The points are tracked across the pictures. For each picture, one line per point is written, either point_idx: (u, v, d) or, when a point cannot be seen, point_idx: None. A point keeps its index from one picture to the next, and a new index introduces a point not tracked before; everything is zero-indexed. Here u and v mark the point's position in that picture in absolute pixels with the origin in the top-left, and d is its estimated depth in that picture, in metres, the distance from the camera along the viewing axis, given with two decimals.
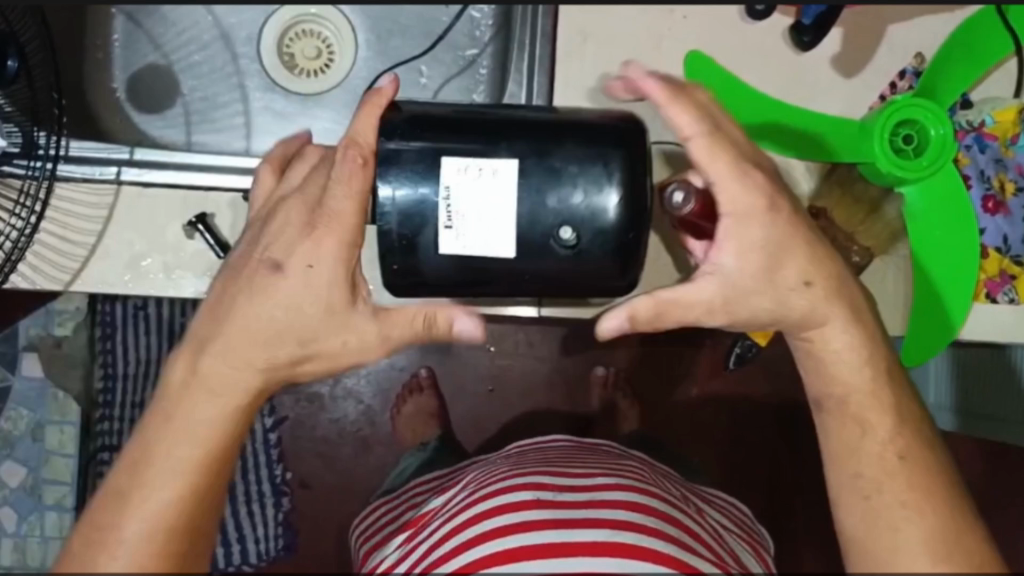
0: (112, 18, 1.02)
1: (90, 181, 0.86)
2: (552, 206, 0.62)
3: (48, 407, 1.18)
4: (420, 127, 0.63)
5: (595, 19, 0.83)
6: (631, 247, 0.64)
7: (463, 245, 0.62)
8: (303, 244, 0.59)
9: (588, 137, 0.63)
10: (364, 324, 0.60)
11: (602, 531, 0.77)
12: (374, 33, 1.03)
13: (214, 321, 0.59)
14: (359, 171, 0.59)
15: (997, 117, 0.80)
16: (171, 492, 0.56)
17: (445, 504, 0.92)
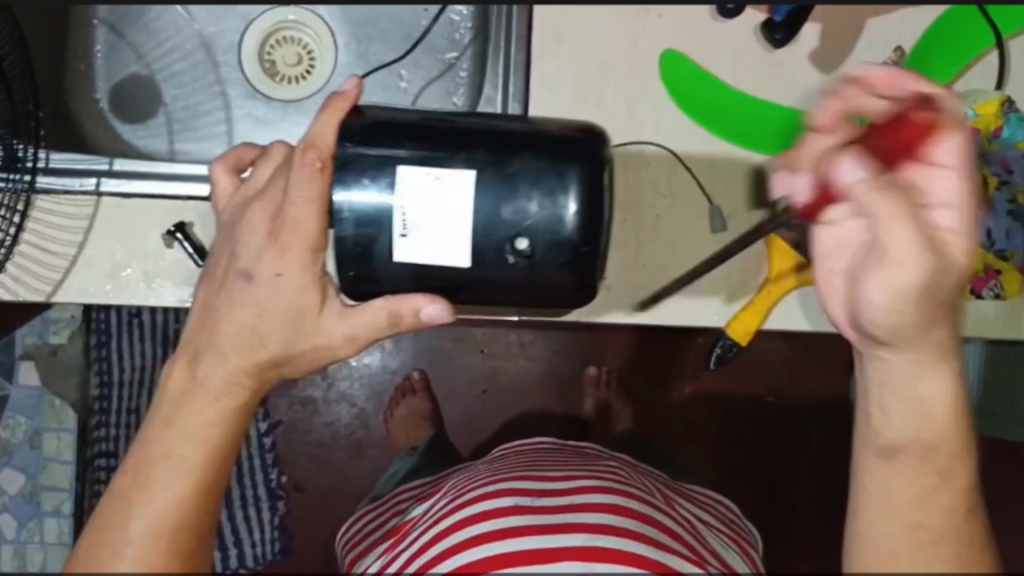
0: (93, 28, 1.02)
1: (69, 193, 0.85)
2: (508, 217, 0.57)
3: (45, 415, 1.09)
4: (376, 131, 0.59)
5: (570, 21, 0.83)
6: (587, 263, 0.60)
7: (422, 253, 0.57)
8: (270, 253, 0.56)
9: (546, 148, 0.59)
10: (332, 328, 0.57)
11: (582, 536, 0.75)
12: (354, 38, 1.04)
13: (208, 334, 0.57)
14: (318, 178, 0.55)
15: (979, 110, 0.79)
16: (165, 502, 0.53)
17: (427, 513, 0.90)
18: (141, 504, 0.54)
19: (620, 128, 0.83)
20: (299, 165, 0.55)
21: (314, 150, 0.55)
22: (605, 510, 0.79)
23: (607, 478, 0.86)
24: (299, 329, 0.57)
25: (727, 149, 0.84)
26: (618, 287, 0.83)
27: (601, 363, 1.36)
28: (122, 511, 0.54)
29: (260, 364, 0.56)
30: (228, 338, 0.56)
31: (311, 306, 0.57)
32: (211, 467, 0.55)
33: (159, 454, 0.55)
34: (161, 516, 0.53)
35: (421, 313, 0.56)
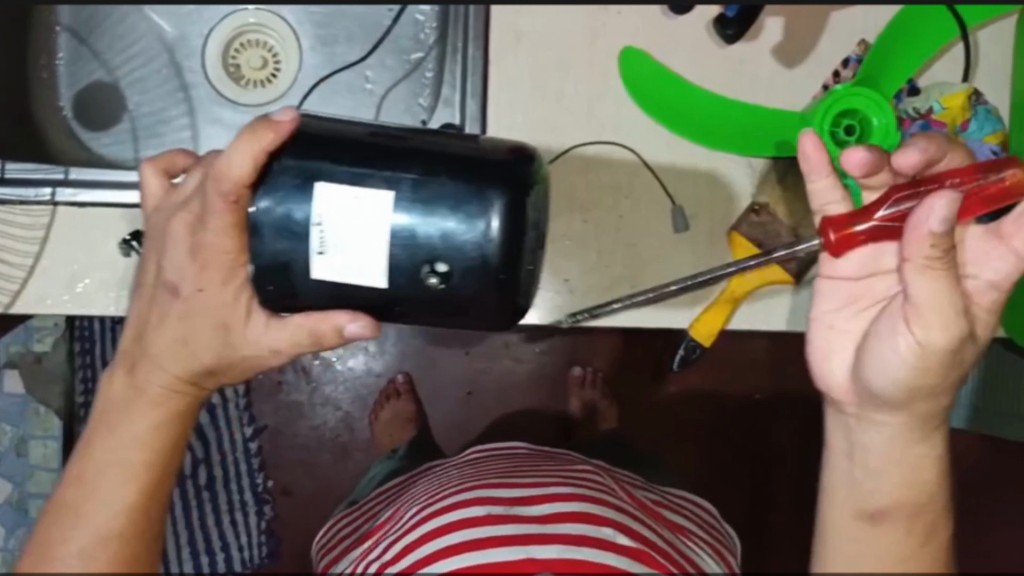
0: (55, 35, 1.01)
1: (24, 203, 0.85)
2: (426, 241, 0.56)
3: (30, 423, 1.07)
4: (303, 145, 0.57)
5: (528, 20, 0.81)
6: (504, 288, 0.58)
7: (338, 272, 0.56)
8: (192, 268, 0.55)
9: (469, 170, 0.57)
10: (257, 338, 0.57)
11: (553, 549, 0.70)
12: (319, 39, 1.02)
13: (142, 345, 0.58)
14: (232, 212, 0.53)
15: (945, 103, 0.77)
16: (109, 509, 0.56)
17: (392, 521, 0.85)
18: (89, 512, 0.56)
19: (579, 127, 0.82)
20: (212, 195, 0.52)
21: (227, 182, 0.52)
22: (578, 516, 0.74)
23: (580, 481, 0.81)
24: (227, 341, 0.57)
25: (690, 153, 0.82)
26: (580, 292, 0.83)
27: (586, 363, 1.30)
28: (65, 522, 0.56)
29: (193, 374, 0.57)
30: (163, 351, 0.57)
31: (237, 320, 0.56)
32: (153, 472, 0.57)
33: (103, 464, 0.56)
34: (105, 524, 0.55)
35: (345, 330, 0.56)
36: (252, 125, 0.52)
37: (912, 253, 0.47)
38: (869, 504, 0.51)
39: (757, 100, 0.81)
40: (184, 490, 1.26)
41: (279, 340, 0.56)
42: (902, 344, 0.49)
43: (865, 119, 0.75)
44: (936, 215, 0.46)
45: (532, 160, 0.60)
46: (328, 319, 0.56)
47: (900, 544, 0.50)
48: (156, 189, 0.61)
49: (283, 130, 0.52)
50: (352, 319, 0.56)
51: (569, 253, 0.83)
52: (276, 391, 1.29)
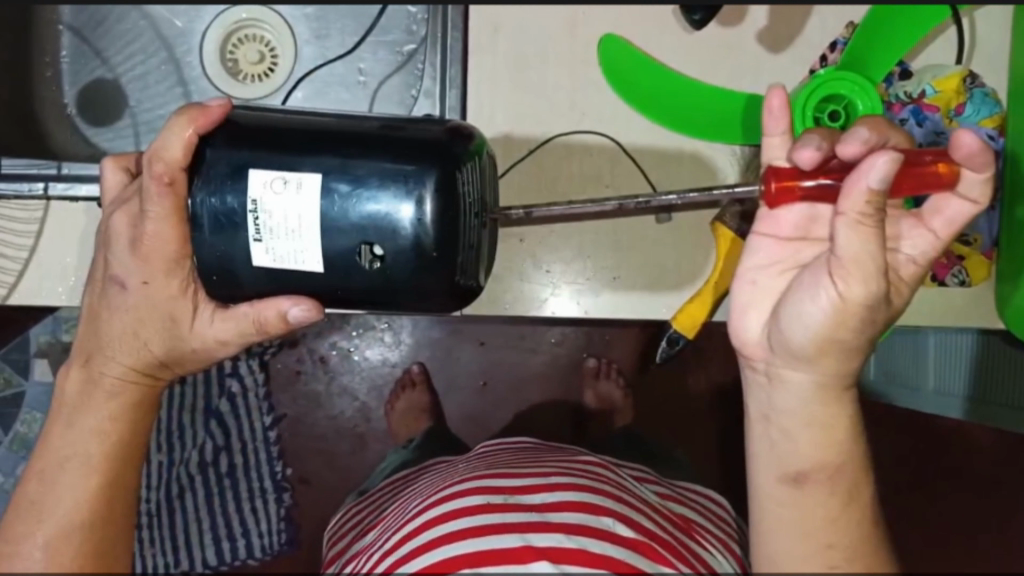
0: (59, 34, 1.03)
1: (19, 197, 0.89)
2: (354, 222, 0.56)
3: None
4: (240, 138, 0.58)
5: (506, 11, 0.80)
6: (441, 267, 0.58)
7: (275, 258, 0.57)
8: (134, 261, 0.58)
9: (396, 151, 0.58)
10: (204, 330, 0.60)
11: (554, 537, 0.63)
12: (312, 31, 1.02)
13: (97, 338, 0.61)
14: (170, 195, 0.56)
15: (938, 87, 0.75)
16: (69, 502, 0.57)
17: (384, 523, 0.78)
18: (50, 506, 0.57)
19: (562, 117, 0.80)
20: (147, 179, 0.55)
21: (161, 163, 0.56)
22: (580, 507, 0.67)
23: (584, 470, 0.75)
24: (174, 332, 0.59)
25: (675, 141, 0.80)
26: (564, 283, 0.82)
27: (601, 354, 1.26)
28: (32, 519, 0.57)
29: (147, 366, 0.60)
30: (113, 341, 0.60)
31: (182, 314, 0.59)
32: (115, 464, 0.59)
33: (74, 451, 0.59)
34: (69, 514, 0.57)
35: (287, 315, 0.58)
36: (185, 110, 0.57)
37: (846, 206, 0.47)
38: (791, 468, 0.55)
39: (744, 87, 0.79)
40: (206, 478, 1.29)
41: (224, 332, 0.59)
42: (823, 298, 0.50)
43: (850, 104, 0.72)
44: (876, 172, 0.46)
45: (470, 139, 0.60)
46: (268, 306, 0.58)
47: (824, 505, 0.54)
48: (117, 186, 0.63)
49: (215, 113, 0.57)
50: (294, 303, 0.57)
51: (554, 236, 0.81)
52: (294, 379, 1.29)
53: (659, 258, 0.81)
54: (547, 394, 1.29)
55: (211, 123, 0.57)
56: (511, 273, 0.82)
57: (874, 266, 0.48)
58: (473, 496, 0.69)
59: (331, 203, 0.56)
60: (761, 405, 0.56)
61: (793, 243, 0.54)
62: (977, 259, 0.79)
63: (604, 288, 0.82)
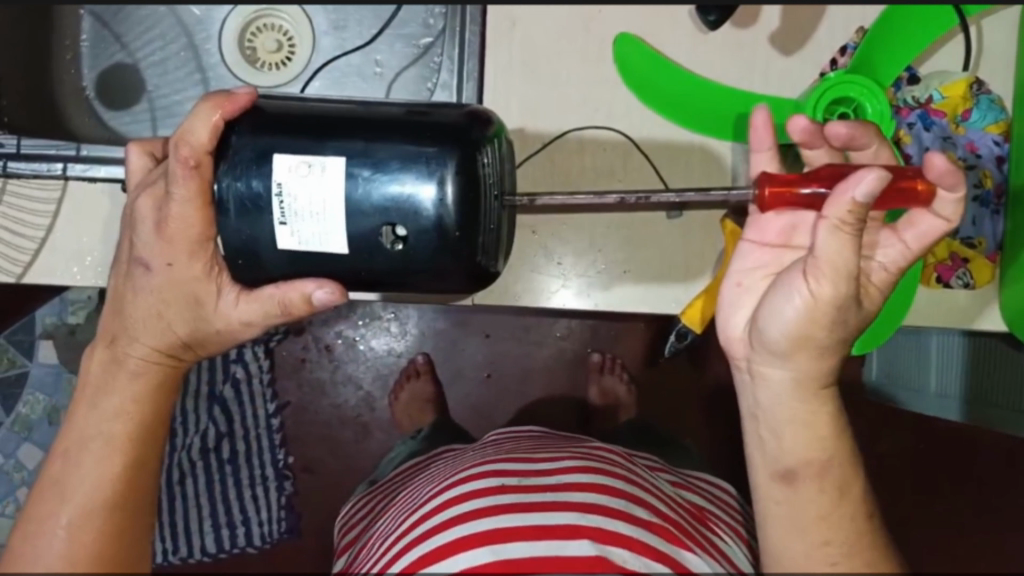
0: (80, 19, 1.05)
1: (39, 177, 0.89)
2: (378, 204, 0.58)
3: (64, 392, 1.16)
4: (263, 124, 0.60)
5: (522, 8, 0.81)
6: (463, 248, 0.60)
7: (301, 241, 0.59)
8: (158, 243, 0.59)
9: (416, 134, 0.59)
10: (229, 311, 0.61)
11: (567, 515, 0.66)
12: (330, 22, 1.04)
13: (121, 319, 0.63)
14: (194, 177, 0.57)
15: (945, 92, 0.77)
16: (93, 480, 0.59)
17: (397, 507, 0.80)
18: (75, 484, 0.59)
19: (575, 113, 0.82)
20: (173, 162, 0.57)
21: (187, 147, 0.57)
22: (594, 487, 0.69)
23: (596, 454, 0.77)
24: (199, 314, 0.61)
25: (685, 137, 0.82)
26: (575, 275, 0.83)
27: (606, 350, 1.29)
28: (56, 497, 0.59)
29: (171, 347, 0.62)
30: (138, 323, 0.62)
31: (206, 295, 0.61)
32: (138, 444, 0.61)
33: (97, 430, 0.60)
34: (93, 491, 0.59)
35: (312, 297, 0.59)
36: (210, 97, 0.58)
37: (830, 212, 0.50)
38: (779, 465, 0.58)
39: (754, 87, 0.80)
40: (207, 464, 1.29)
41: (248, 314, 0.61)
42: (795, 298, 0.53)
43: (858, 107, 0.74)
44: (862, 186, 0.48)
45: (488, 124, 0.62)
46: (295, 288, 0.59)
47: (814, 502, 0.57)
48: (141, 170, 0.65)
49: (241, 100, 0.59)
50: (319, 286, 0.59)
51: (566, 231, 0.83)
52: (300, 367, 1.33)
53: (669, 252, 0.83)
54: (551, 389, 1.31)
55: (237, 110, 0.59)
56: (523, 266, 0.84)
57: (845, 270, 0.51)
58: (487, 478, 0.71)
59: (355, 185, 0.58)
60: (749, 404, 0.59)
61: (776, 249, 0.59)
62: (981, 261, 0.79)
63: (615, 281, 0.83)
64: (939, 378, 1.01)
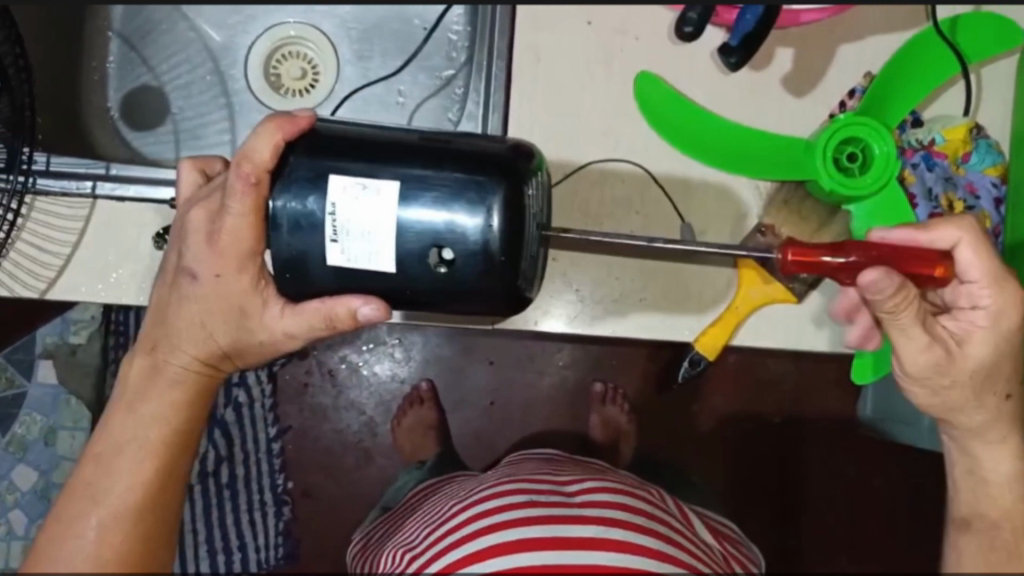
0: (108, 41, 1.07)
1: (67, 195, 0.88)
2: (431, 227, 0.61)
3: (61, 413, 1.11)
4: (319, 147, 0.63)
5: (547, 44, 0.86)
6: (506, 273, 0.62)
7: (349, 258, 0.61)
8: (209, 254, 0.62)
9: (466, 164, 0.62)
10: (273, 322, 0.64)
11: (592, 528, 0.68)
12: (356, 53, 1.08)
13: (163, 327, 0.65)
14: (252, 194, 0.60)
15: (946, 135, 0.82)
16: (126, 483, 0.60)
17: (417, 519, 0.82)
18: (107, 487, 0.60)
19: (597, 145, 0.85)
20: (234, 178, 0.60)
21: (249, 164, 0.60)
22: (616, 505, 0.72)
23: (614, 477, 0.80)
24: (243, 324, 0.64)
25: (699, 172, 0.86)
26: (591, 303, 0.86)
27: (609, 380, 1.31)
28: (87, 500, 0.60)
29: (211, 356, 0.64)
30: (180, 331, 0.64)
31: (253, 306, 0.64)
32: (172, 450, 0.63)
33: (131, 438, 0.62)
34: (126, 496, 0.60)
35: (357, 313, 0.62)
36: (272, 117, 0.61)
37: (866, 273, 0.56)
38: None
39: (769, 124, 0.84)
40: (206, 488, 1.29)
41: (291, 327, 0.64)
42: None
43: (866, 147, 0.77)
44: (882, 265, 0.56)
45: (532, 157, 0.65)
46: (340, 302, 0.62)
47: None
48: (190, 185, 0.67)
49: (301, 123, 0.61)
50: (364, 302, 0.62)
51: (581, 264, 0.87)
52: (302, 392, 1.32)
53: (683, 283, 0.87)
54: (554, 418, 1.33)
55: (296, 132, 0.62)
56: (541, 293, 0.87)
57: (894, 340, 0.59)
58: (514, 494, 0.74)
59: (409, 209, 0.61)
60: None
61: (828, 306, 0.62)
62: None
63: (631, 307, 0.86)
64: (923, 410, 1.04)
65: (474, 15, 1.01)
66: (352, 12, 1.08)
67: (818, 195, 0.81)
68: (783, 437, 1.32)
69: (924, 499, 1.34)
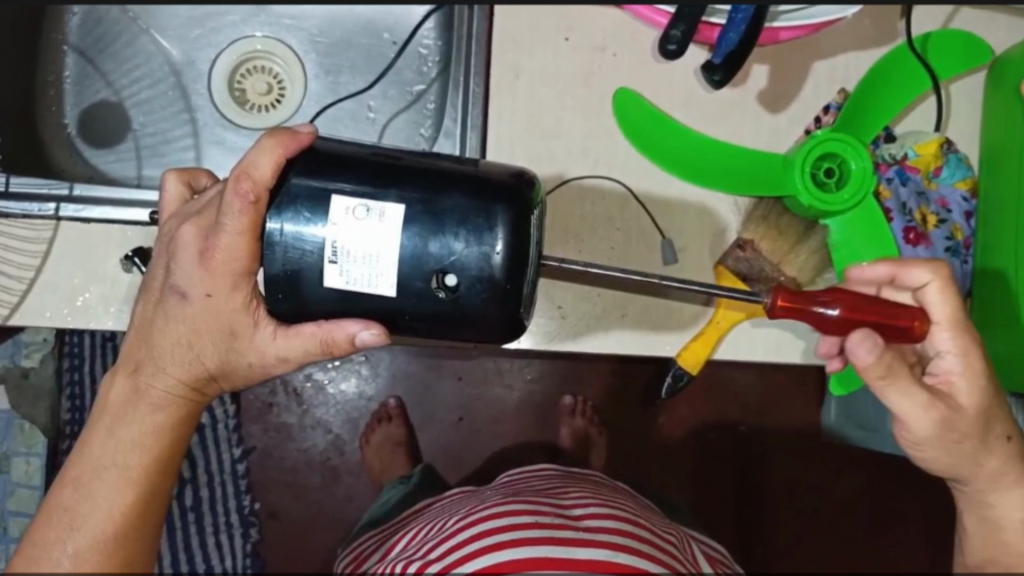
0: (64, 54, 1.03)
1: (28, 217, 0.85)
2: (435, 251, 0.60)
3: (12, 438, 1.01)
4: (320, 165, 0.62)
5: (527, 61, 0.86)
6: (509, 300, 0.62)
7: (348, 280, 0.61)
8: (200, 273, 0.61)
9: (472, 190, 0.62)
10: (265, 344, 0.63)
11: (601, 551, 0.72)
12: (324, 68, 1.06)
13: (147, 347, 0.64)
14: (250, 212, 0.59)
15: (919, 150, 0.84)
16: (104, 510, 0.61)
17: (419, 536, 0.85)
18: (85, 513, 0.60)
19: (577, 161, 0.85)
20: (232, 195, 0.58)
21: (249, 181, 0.58)
22: (614, 531, 0.76)
23: (612, 502, 0.83)
24: (234, 346, 0.64)
25: (679, 190, 0.86)
26: (572, 318, 0.86)
27: (576, 393, 1.31)
28: (65, 524, 0.60)
29: (197, 379, 0.64)
30: (165, 352, 0.64)
31: (243, 327, 0.63)
32: (151, 477, 0.63)
33: (110, 462, 0.62)
34: (105, 521, 0.60)
35: (356, 338, 0.62)
36: (274, 134, 0.60)
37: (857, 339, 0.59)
38: None
39: (745, 139, 0.85)
40: None
41: (285, 348, 0.63)
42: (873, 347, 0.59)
43: (841, 162, 0.79)
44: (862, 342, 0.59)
45: (533, 183, 0.64)
46: (339, 328, 0.62)
47: None
48: (178, 198, 0.68)
49: (303, 140, 0.61)
50: (364, 327, 0.62)
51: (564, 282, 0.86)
52: (266, 411, 1.29)
53: (661, 298, 0.87)
54: (523, 431, 1.31)
55: (299, 149, 0.61)
56: None
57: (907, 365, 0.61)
58: (525, 514, 0.77)
59: (413, 233, 0.60)
60: None
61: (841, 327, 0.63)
62: None
63: (614, 324, 0.86)
64: (875, 415, 1.05)
65: (447, 30, 1.00)
66: (319, 25, 1.06)
67: (795, 209, 0.82)
68: (749, 445, 1.33)
69: (889, 505, 1.35)
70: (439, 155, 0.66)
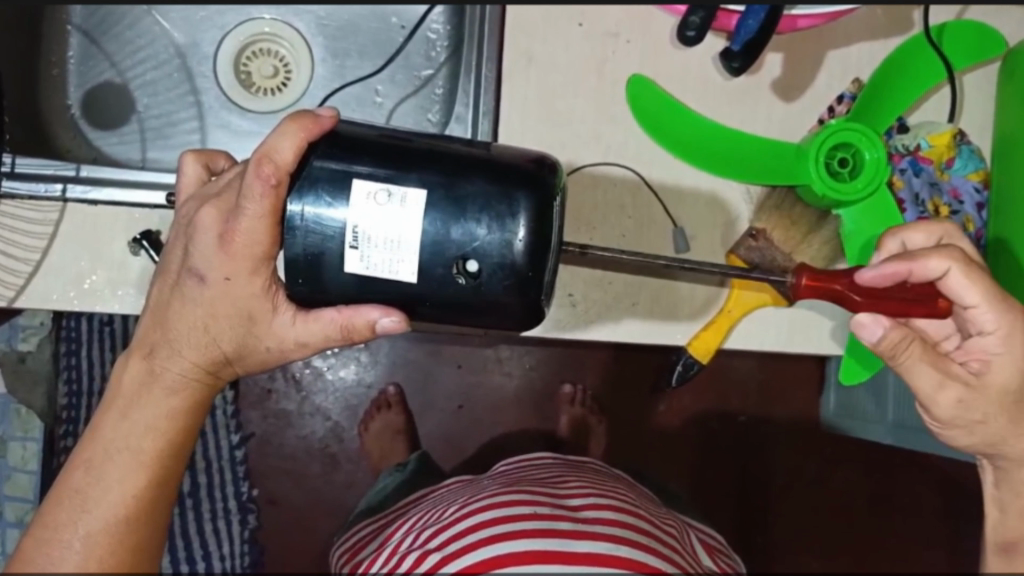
0: (67, 35, 1.02)
1: (35, 198, 0.84)
2: (456, 237, 0.59)
3: (9, 422, 1.00)
4: (341, 148, 0.61)
5: (538, 47, 0.85)
6: (531, 287, 0.61)
7: (368, 266, 0.60)
8: (218, 256, 0.61)
9: (495, 175, 0.61)
10: (284, 330, 0.63)
11: (604, 544, 0.72)
12: (330, 52, 1.05)
13: (162, 330, 0.64)
14: (270, 195, 0.58)
15: (932, 141, 0.84)
16: (115, 493, 0.60)
17: (420, 523, 0.85)
18: (96, 495, 0.60)
19: (590, 149, 0.85)
20: (253, 178, 0.58)
21: (271, 165, 0.58)
22: (614, 523, 0.76)
23: (610, 492, 0.83)
24: (250, 330, 0.63)
25: (693, 179, 0.86)
26: (583, 306, 0.85)
27: (577, 382, 1.31)
28: (75, 507, 0.59)
29: (212, 362, 0.64)
30: (181, 335, 0.63)
31: (262, 312, 0.63)
32: (163, 460, 0.62)
33: (122, 445, 0.61)
34: (117, 503, 0.60)
35: (376, 324, 0.62)
36: (296, 117, 0.59)
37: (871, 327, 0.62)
38: None
39: (759, 129, 0.85)
40: None
41: (304, 334, 0.63)
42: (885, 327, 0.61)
43: (856, 152, 0.78)
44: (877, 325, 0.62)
45: (555, 169, 0.64)
46: (360, 314, 0.61)
47: None
48: (195, 180, 0.68)
49: (325, 124, 0.60)
50: (385, 314, 0.61)
51: (576, 270, 0.86)
52: (265, 398, 1.28)
53: (672, 286, 0.86)
54: (523, 419, 1.31)
55: (320, 132, 0.60)
56: None
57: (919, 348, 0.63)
58: (523, 505, 0.77)
59: (436, 219, 0.60)
60: None
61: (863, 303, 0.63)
62: None
63: (625, 313, 0.85)
64: (877, 406, 1.05)
65: (455, 15, 0.99)
66: (326, 8, 1.05)
67: (809, 199, 0.82)
68: (748, 436, 1.34)
69: (886, 497, 1.36)
70: (459, 140, 0.66)
